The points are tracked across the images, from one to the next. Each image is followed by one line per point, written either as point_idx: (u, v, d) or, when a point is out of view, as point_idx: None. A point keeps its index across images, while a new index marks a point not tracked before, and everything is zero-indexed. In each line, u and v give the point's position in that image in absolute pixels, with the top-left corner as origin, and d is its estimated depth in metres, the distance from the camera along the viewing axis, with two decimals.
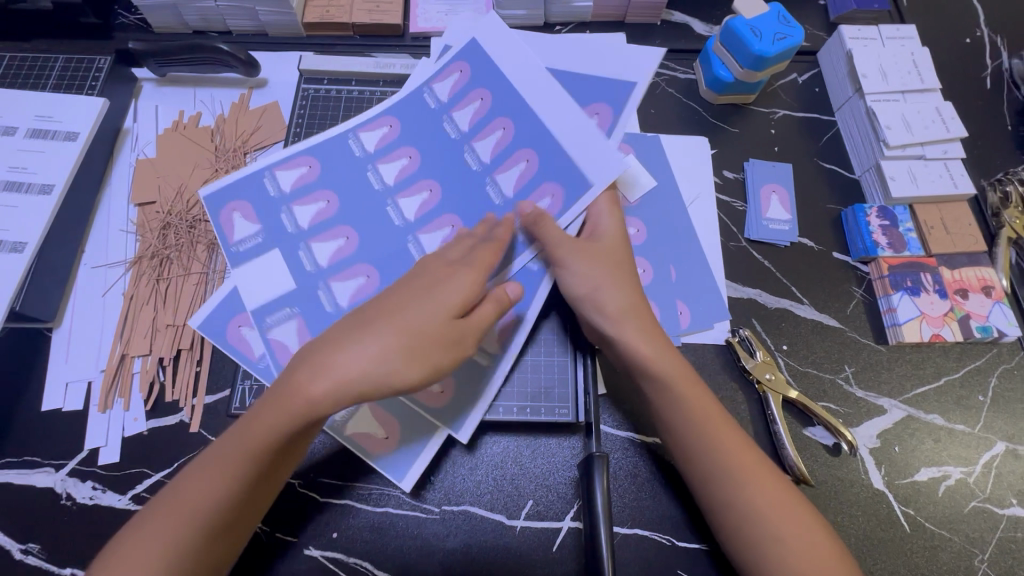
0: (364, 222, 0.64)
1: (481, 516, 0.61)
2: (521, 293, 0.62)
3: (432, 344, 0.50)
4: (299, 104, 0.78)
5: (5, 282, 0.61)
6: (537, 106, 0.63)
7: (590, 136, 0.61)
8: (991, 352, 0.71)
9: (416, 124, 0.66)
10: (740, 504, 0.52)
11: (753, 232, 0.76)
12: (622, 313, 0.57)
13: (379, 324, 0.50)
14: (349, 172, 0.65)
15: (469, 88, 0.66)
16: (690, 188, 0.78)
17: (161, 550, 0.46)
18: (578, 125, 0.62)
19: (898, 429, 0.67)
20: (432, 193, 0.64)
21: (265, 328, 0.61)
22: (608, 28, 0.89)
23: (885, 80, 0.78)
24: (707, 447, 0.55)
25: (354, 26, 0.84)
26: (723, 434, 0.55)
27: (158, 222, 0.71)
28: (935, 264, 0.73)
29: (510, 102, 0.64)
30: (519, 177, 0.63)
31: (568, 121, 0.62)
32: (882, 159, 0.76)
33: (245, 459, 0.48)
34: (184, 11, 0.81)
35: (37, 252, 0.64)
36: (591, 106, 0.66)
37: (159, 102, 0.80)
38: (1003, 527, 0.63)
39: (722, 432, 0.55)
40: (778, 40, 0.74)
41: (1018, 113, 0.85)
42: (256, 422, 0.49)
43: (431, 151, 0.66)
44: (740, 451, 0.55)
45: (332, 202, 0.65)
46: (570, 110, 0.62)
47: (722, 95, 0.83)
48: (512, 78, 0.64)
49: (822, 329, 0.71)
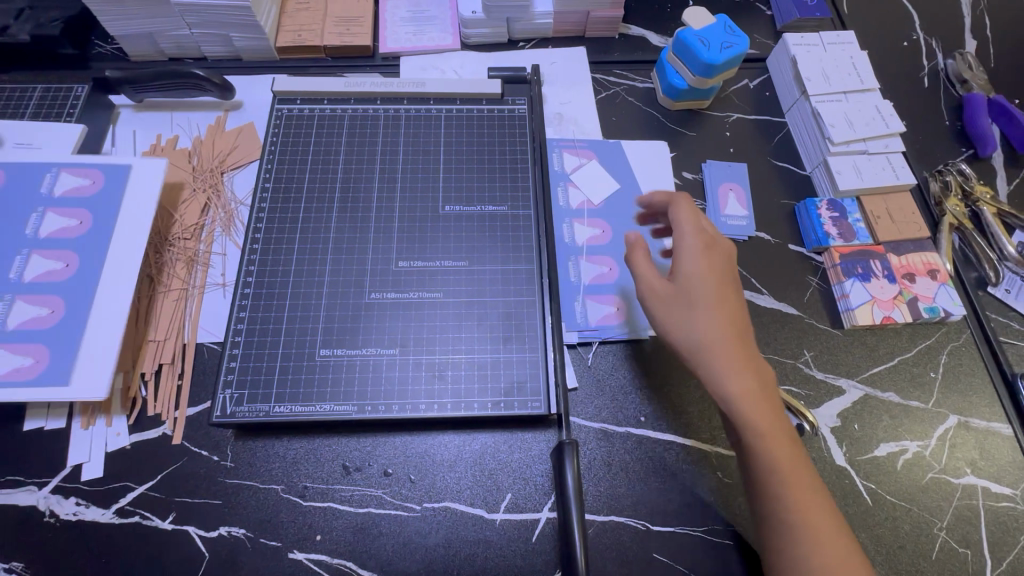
0: (73, 293, 0.65)
1: (461, 511, 0.62)
2: (90, 247, 0.67)
3: None
4: (273, 124, 0.78)
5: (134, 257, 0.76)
6: (117, 223, 0.69)
7: (143, 184, 0.71)
8: (941, 331, 0.75)
9: (91, 253, 0.67)
10: (786, 524, 0.53)
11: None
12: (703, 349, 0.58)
13: None
14: (73, 329, 0.63)
15: (64, 244, 0.67)
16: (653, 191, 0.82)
17: None
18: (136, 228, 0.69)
19: (857, 408, 0.70)
20: (63, 268, 0.66)
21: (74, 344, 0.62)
22: (569, 42, 0.94)
23: (827, 82, 0.83)
24: (793, 497, 0.53)
25: (325, 48, 0.88)
26: (799, 492, 0.54)
27: None
28: (882, 251, 0.77)
29: (86, 238, 0.68)
30: (44, 271, 0.66)
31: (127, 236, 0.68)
32: (829, 156, 0.81)
33: None
34: (159, 38, 0.84)
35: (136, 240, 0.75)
36: (70, 210, 0.69)
37: (136, 127, 0.83)
38: (959, 495, 0.66)
39: (806, 497, 0.54)
40: (725, 49, 0.79)
41: (954, 109, 0.91)
42: None
43: (75, 297, 0.64)
44: (818, 514, 0.53)
45: (53, 311, 0.64)
46: (135, 213, 0.69)
47: (678, 102, 0.87)
48: (120, 213, 0.69)
49: (782, 317, 0.75)
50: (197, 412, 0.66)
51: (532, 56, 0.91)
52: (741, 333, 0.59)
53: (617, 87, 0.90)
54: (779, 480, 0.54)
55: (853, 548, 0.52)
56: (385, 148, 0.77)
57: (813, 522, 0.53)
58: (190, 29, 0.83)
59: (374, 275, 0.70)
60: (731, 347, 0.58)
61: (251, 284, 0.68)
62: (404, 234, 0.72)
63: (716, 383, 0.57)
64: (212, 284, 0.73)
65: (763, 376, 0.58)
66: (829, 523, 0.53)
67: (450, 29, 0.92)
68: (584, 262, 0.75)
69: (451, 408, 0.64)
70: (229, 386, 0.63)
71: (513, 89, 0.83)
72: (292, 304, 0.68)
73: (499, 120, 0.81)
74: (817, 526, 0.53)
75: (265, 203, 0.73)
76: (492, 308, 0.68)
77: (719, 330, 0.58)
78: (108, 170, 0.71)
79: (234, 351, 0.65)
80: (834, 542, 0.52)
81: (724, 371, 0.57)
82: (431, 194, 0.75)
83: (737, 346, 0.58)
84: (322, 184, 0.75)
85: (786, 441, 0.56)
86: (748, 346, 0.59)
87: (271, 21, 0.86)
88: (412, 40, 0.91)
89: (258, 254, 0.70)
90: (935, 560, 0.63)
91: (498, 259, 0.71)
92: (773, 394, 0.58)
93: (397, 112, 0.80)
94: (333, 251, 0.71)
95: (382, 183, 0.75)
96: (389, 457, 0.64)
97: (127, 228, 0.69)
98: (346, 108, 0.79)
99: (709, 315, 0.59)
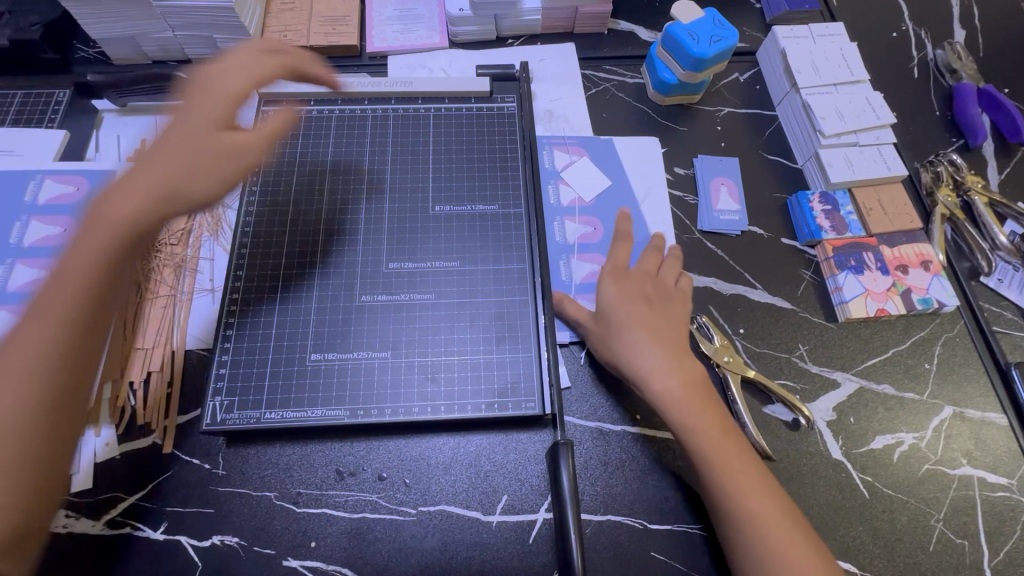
0: None
1: (457, 514, 0.62)
2: None
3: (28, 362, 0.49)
4: (259, 127, 0.77)
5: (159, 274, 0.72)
6: None
7: None
8: (934, 322, 0.75)
9: None
10: (726, 510, 0.58)
11: (706, 224, 0.79)
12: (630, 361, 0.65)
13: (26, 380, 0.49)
14: None
15: (48, 252, 0.66)
16: (644, 187, 0.81)
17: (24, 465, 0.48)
18: None
19: (852, 401, 0.70)
20: (48, 277, 0.65)
21: None
22: (557, 39, 0.93)
23: (817, 75, 0.83)
24: (731, 478, 0.58)
25: (311, 48, 0.87)
26: (737, 473, 0.59)
27: None
28: (875, 243, 0.77)
29: None
30: (29, 280, 0.65)
31: None
32: (820, 148, 0.80)
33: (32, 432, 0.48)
34: (142, 41, 0.83)
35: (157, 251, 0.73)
36: (56, 219, 0.68)
37: (120, 131, 0.81)
38: (955, 486, 0.66)
39: (742, 481, 0.58)
40: (714, 43, 0.78)
41: (944, 99, 0.91)
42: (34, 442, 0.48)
43: None
44: (757, 494, 0.58)
45: None
46: None
47: (668, 97, 0.87)
48: None
49: (776, 312, 0.75)
50: (187, 420, 0.65)
51: (521, 53, 0.91)
52: (670, 339, 0.66)
53: (607, 83, 0.90)
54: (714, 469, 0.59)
55: (793, 520, 0.58)
56: (373, 149, 0.76)
57: (751, 504, 0.57)
58: (174, 31, 0.82)
59: (364, 277, 0.69)
60: (660, 353, 0.64)
61: (239, 289, 0.67)
62: (394, 235, 0.71)
63: (644, 389, 0.64)
64: (200, 290, 0.72)
65: (693, 376, 0.64)
66: (769, 504, 0.58)
67: (438, 27, 0.91)
68: (575, 260, 0.75)
69: (445, 411, 0.63)
70: (219, 393, 0.62)
71: (502, 86, 0.83)
72: (281, 309, 0.67)
73: (489, 119, 0.80)
74: (754, 503, 0.57)
75: (253, 206, 0.72)
76: (484, 309, 0.68)
77: (646, 338, 0.65)
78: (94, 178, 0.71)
79: (223, 358, 0.64)
80: (774, 514, 0.57)
81: (651, 376, 0.63)
82: (420, 194, 0.74)
83: (666, 352, 0.65)
84: (310, 187, 0.74)
85: (717, 433, 0.61)
86: (679, 352, 0.66)
87: (256, 22, 0.85)
88: (400, 39, 0.90)
89: (246, 259, 0.69)
90: (933, 551, 0.63)
91: (490, 259, 0.71)
92: (704, 390, 0.64)
93: (385, 112, 0.79)
94: (322, 254, 0.70)
95: (371, 185, 0.74)
96: (383, 461, 0.64)
97: None
98: (332, 109, 0.79)
99: (637, 327, 0.66)
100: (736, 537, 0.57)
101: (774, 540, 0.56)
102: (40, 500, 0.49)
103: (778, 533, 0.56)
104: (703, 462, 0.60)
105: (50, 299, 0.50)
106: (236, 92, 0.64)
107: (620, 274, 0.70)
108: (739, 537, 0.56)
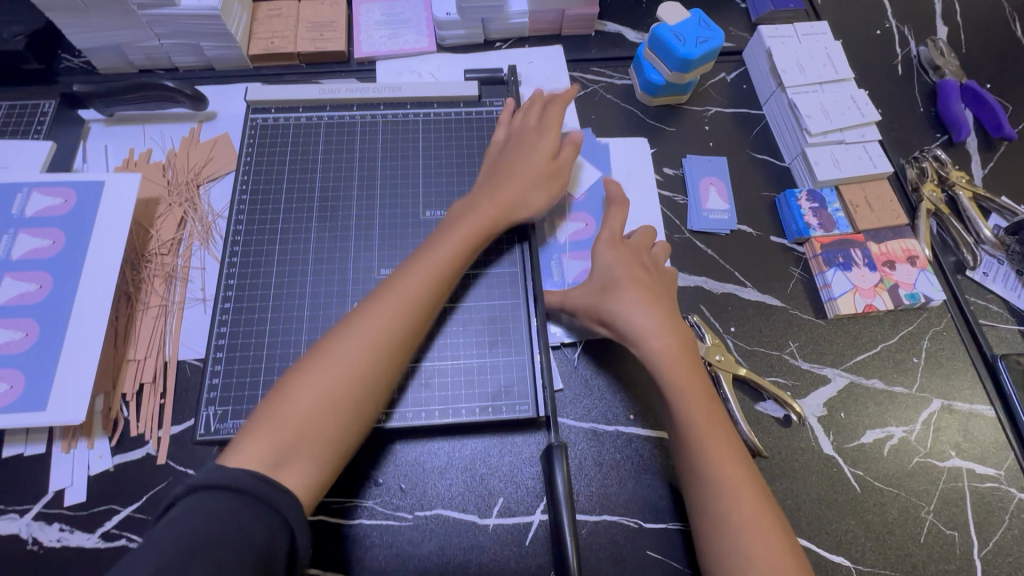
0: (48, 315, 0.63)
1: (453, 518, 0.62)
2: (65, 268, 0.66)
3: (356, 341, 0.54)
4: (248, 135, 0.77)
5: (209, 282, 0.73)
6: (92, 240, 0.67)
7: (117, 200, 0.70)
8: (922, 317, 0.76)
9: (66, 274, 0.65)
10: (701, 470, 0.56)
11: (695, 224, 0.80)
12: (624, 319, 0.64)
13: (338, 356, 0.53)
14: (51, 354, 0.61)
15: (37, 264, 0.66)
16: (632, 190, 0.81)
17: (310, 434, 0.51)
18: (110, 246, 0.67)
19: (842, 396, 0.71)
20: (37, 290, 0.65)
21: (55, 370, 0.61)
22: (545, 41, 0.93)
23: (802, 74, 0.84)
24: (709, 440, 0.57)
25: (299, 55, 0.87)
26: (714, 437, 0.57)
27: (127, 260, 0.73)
28: (863, 239, 0.78)
29: (60, 259, 0.66)
30: (19, 293, 0.64)
31: (103, 255, 0.67)
32: (807, 147, 0.81)
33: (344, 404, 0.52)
34: (128, 50, 0.82)
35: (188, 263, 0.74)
36: (43, 231, 0.68)
37: (108, 141, 0.81)
38: (944, 478, 0.67)
39: (721, 447, 0.57)
40: (700, 44, 0.79)
41: (928, 95, 0.92)
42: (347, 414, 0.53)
43: (50, 318, 0.63)
44: (736, 465, 0.56)
45: (29, 334, 0.62)
46: (111, 231, 0.68)
47: (656, 98, 0.87)
48: (94, 230, 0.68)
49: (766, 309, 0.75)
50: (181, 430, 0.65)
51: (509, 56, 0.91)
52: (665, 303, 0.66)
53: (595, 84, 0.90)
54: (695, 430, 0.58)
55: (762, 493, 0.55)
56: (363, 154, 0.77)
57: (728, 470, 0.56)
58: (160, 40, 0.81)
59: (356, 283, 0.69)
60: (655, 314, 0.64)
61: (232, 297, 0.67)
62: (385, 240, 0.72)
63: (640, 346, 0.63)
64: (192, 300, 0.72)
65: (687, 340, 0.64)
66: (746, 476, 0.56)
67: (425, 31, 0.91)
68: (567, 259, 0.75)
69: (439, 415, 0.63)
70: (211, 402, 0.63)
71: (490, 90, 0.83)
72: (273, 317, 0.67)
73: (477, 123, 0.80)
74: (732, 471, 0.56)
75: (243, 214, 0.72)
76: (476, 313, 0.68)
77: (645, 298, 0.64)
78: (79, 188, 0.70)
79: (216, 367, 0.64)
80: (745, 484, 0.55)
81: (648, 333, 0.63)
82: (411, 199, 0.74)
83: (662, 313, 0.64)
84: (300, 194, 0.74)
85: (705, 399, 0.60)
86: (673, 316, 0.65)
87: (242, 29, 0.84)
88: (387, 43, 0.90)
89: (237, 267, 0.69)
90: (924, 543, 0.64)
91: (480, 264, 0.71)
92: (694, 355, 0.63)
93: (374, 117, 0.79)
94: (313, 262, 0.70)
95: (362, 191, 0.74)
96: (378, 467, 0.64)
97: (100, 247, 0.67)
98: (321, 116, 0.78)
99: (635, 288, 0.65)
100: (703, 498, 0.56)
101: (738, 507, 0.54)
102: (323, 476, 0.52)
103: (748, 501, 0.54)
104: (685, 421, 0.58)
105: (414, 282, 0.58)
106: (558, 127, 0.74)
107: (619, 243, 0.69)
108: (705, 498, 0.55)
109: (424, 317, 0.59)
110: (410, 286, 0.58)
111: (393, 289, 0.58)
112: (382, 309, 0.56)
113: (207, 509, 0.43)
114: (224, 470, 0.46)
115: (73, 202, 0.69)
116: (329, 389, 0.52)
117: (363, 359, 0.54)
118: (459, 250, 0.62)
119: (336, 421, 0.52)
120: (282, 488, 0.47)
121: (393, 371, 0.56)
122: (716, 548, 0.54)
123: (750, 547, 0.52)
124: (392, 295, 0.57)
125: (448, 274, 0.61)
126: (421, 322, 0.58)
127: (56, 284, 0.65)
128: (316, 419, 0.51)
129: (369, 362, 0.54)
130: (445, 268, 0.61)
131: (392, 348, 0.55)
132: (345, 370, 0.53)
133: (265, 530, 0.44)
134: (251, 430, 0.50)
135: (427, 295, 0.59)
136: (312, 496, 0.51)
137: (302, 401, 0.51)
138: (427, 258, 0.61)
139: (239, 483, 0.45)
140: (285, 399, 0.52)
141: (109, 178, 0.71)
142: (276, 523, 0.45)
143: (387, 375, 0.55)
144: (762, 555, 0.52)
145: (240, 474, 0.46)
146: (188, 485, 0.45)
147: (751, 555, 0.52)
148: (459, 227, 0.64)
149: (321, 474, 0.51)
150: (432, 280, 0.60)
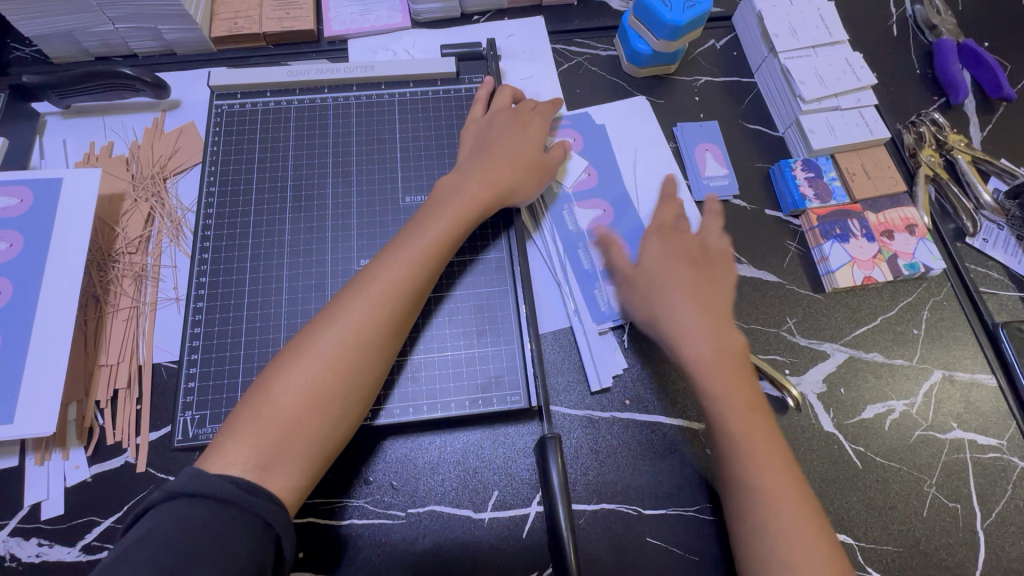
0: (11, 322, 0.60)
1: (448, 514, 0.60)
2: (27, 272, 0.62)
3: (340, 332, 0.51)
4: (213, 122, 0.72)
5: (182, 281, 0.70)
6: (52, 240, 0.64)
7: (80, 196, 0.66)
8: (921, 287, 0.74)
9: (28, 278, 0.62)
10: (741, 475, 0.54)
11: (701, 194, 0.77)
12: (665, 322, 0.61)
13: (321, 349, 0.51)
14: (16, 364, 0.58)
15: None
16: (646, 160, 0.79)
17: (295, 433, 0.48)
18: (72, 245, 0.64)
19: (842, 371, 0.69)
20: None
21: (19, 380, 0.58)
22: (525, 13, 0.89)
23: (795, 37, 0.80)
24: (753, 453, 0.54)
25: (265, 36, 0.82)
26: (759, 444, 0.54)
27: (94, 260, 0.69)
28: (860, 210, 0.75)
29: (20, 263, 0.62)
30: None
31: (65, 257, 0.63)
32: (801, 114, 0.78)
33: (331, 399, 0.50)
34: (81, 36, 0.77)
35: (157, 262, 0.70)
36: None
37: (65, 136, 0.77)
38: (947, 451, 0.66)
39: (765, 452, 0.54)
40: (687, 8, 0.74)
41: (924, 56, 0.89)
42: (337, 408, 0.50)
43: (13, 325, 0.60)
44: (776, 470, 0.53)
45: None
46: (75, 230, 0.64)
47: (643, 69, 0.83)
48: (54, 230, 0.64)
49: (762, 285, 0.73)
50: (160, 436, 0.62)
51: (487, 29, 0.86)
52: (714, 304, 0.61)
53: (579, 57, 0.86)
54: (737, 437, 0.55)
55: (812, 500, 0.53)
56: (337, 139, 0.73)
57: (767, 478, 0.53)
58: (114, 24, 0.76)
59: (336, 276, 0.66)
60: (696, 316, 0.60)
61: (205, 296, 0.64)
62: (364, 230, 0.68)
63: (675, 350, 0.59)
64: (164, 299, 0.68)
65: (728, 344, 0.59)
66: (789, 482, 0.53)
67: (398, 6, 0.86)
68: (592, 247, 0.72)
69: (428, 410, 0.61)
70: (188, 407, 0.60)
71: (469, 66, 0.79)
72: (250, 315, 0.64)
73: (456, 101, 0.76)
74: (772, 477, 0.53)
75: (214, 207, 0.68)
76: (462, 302, 0.65)
77: (688, 300, 0.60)
78: (34, 186, 0.66)
79: (191, 370, 0.61)
80: (785, 490, 0.53)
81: (683, 336, 0.59)
82: (389, 185, 0.71)
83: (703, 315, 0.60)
84: (272, 184, 0.70)
85: (748, 406, 0.56)
86: (721, 319, 0.60)
87: (203, 10, 0.79)
88: (359, 20, 0.85)
89: (209, 263, 0.66)
90: (927, 517, 0.63)
91: (465, 251, 0.68)
92: (742, 361, 0.59)
93: (347, 100, 0.75)
94: (289, 255, 0.66)
95: (337, 177, 0.71)
96: (368, 465, 0.62)
97: (61, 247, 0.63)
98: (291, 100, 0.74)
99: (678, 287, 0.61)
100: (743, 506, 0.53)
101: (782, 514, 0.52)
102: (310, 475, 0.49)
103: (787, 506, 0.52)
104: (723, 432, 0.55)
105: (402, 269, 0.56)
106: (547, 116, 0.72)
107: (667, 234, 0.67)
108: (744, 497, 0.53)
109: (409, 309, 0.56)
110: (394, 275, 0.55)
111: (376, 279, 0.55)
112: (364, 301, 0.53)
113: (185, 520, 0.40)
114: (204, 477, 0.43)
115: (30, 202, 0.65)
116: (311, 387, 0.49)
117: (344, 355, 0.51)
118: (446, 237, 0.59)
119: (319, 420, 0.49)
120: (269, 496, 0.45)
121: (378, 364, 0.53)
122: (755, 550, 0.52)
123: (791, 558, 0.50)
124: (374, 286, 0.54)
125: (434, 263, 0.58)
126: (405, 313, 0.55)
127: (17, 290, 0.61)
128: (298, 418, 0.48)
129: (352, 356, 0.51)
130: (429, 256, 0.58)
131: (376, 342, 0.53)
132: (327, 367, 0.50)
133: (252, 542, 0.42)
134: (231, 432, 0.47)
135: (414, 284, 0.56)
136: (297, 500, 0.48)
137: (284, 400, 0.48)
138: (413, 245, 0.58)
139: (214, 490, 0.42)
140: (264, 397, 0.49)
141: (67, 174, 0.66)
142: (261, 531, 0.43)
143: (370, 371, 0.52)
144: (802, 564, 0.50)
145: (220, 482, 0.42)
146: (165, 491, 0.42)
147: (791, 564, 0.50)
148: (445, 212, 0.61)
149: (307, 477, 0.49)
150: (418, 268, 0.57)
